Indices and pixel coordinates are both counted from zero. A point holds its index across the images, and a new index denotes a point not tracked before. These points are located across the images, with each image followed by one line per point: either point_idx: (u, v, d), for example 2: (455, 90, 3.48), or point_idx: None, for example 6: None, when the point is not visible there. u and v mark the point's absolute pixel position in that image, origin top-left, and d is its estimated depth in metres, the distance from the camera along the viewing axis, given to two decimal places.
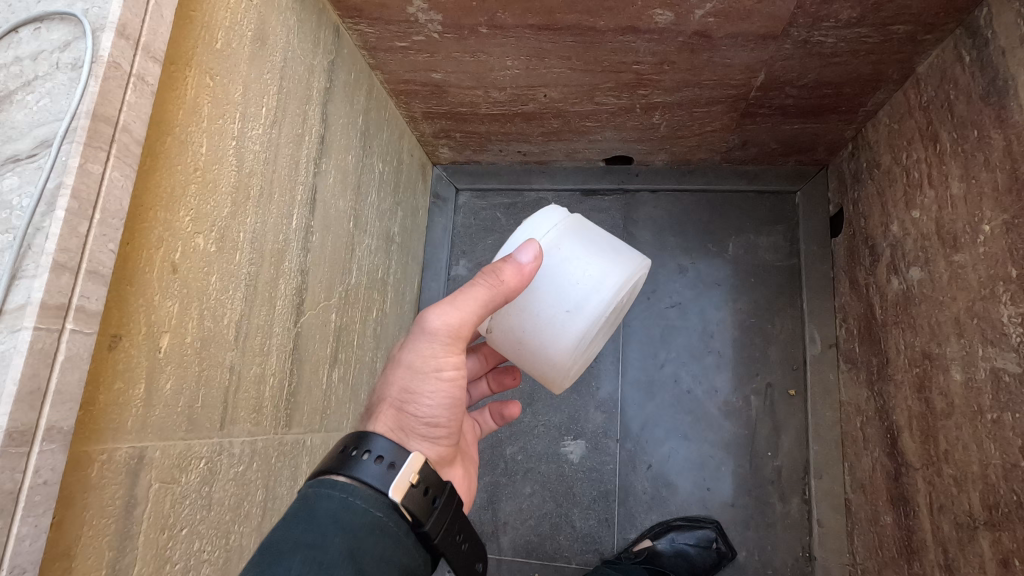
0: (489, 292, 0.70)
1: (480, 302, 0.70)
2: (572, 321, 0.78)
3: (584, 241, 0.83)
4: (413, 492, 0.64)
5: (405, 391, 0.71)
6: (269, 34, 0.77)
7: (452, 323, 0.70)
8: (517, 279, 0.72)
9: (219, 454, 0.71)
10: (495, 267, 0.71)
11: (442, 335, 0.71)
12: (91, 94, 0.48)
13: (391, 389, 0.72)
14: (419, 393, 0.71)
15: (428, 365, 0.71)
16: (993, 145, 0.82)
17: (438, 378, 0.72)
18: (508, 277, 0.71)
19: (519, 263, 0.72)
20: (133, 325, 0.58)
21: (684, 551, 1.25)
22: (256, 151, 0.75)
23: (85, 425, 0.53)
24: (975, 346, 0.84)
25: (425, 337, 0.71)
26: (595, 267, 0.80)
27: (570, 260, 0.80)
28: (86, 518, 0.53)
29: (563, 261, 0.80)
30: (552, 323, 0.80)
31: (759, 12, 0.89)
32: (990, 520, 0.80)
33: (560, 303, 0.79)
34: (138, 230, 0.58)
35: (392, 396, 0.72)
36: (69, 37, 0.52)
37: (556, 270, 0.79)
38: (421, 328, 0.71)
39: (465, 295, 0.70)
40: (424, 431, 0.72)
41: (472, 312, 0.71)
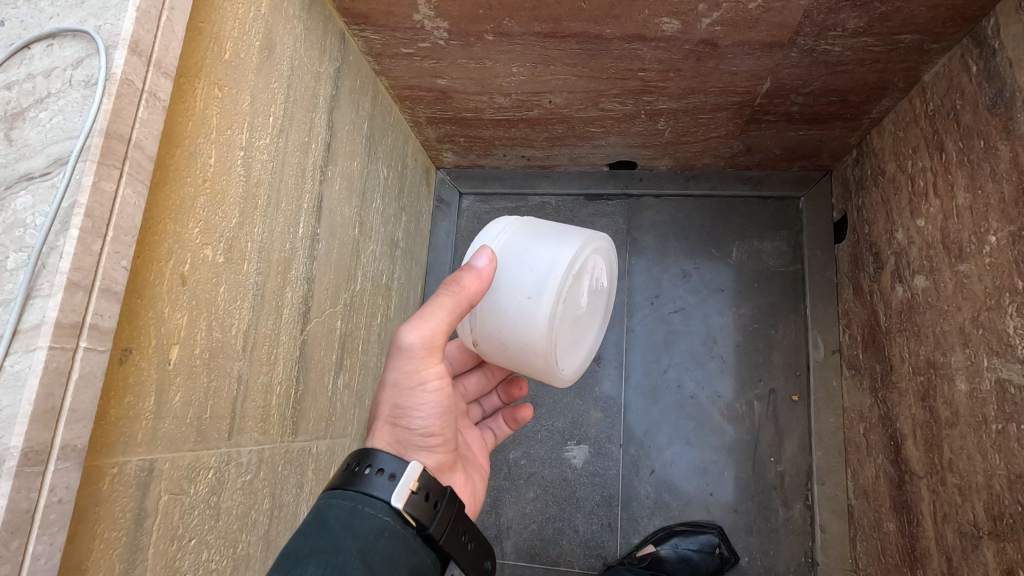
0: (453, 300, 0.67)
1: (449, 314, 0.68)
2: (539, 305, 0.74)
3: (533, 227, 0.80)
4: (416, 499, 0.63)
5: (395, 408, 0.70)
6: (277, 43, 0.77)
7: (426, 337, 0.68)
8: (476, 283, 0.69)
9: (228, 463, 0.71)
10: (455, 277, 0.68)
11: (417, 348, 0.69)
12: (104, 112, 0.48)
13: (383, 406, 0.71)
14: (407, 407, 0.70)
15: (412, 379, 0.70)
16: (999, 156, 0.82)
17: (425, 390, 0.70)
18: (469, 285, 0.68)
19: (474, 266, 0.69)
20: (143, 338, 0.58)
21: (687, 557, 1.24)
22: (264, 161, 0.75)
23: (97, 439, 0.53)
24: (981, 357, 0.84)
25: (402, 354, 0.69)
26: (547, 249, 0.76)
27: (523, 247, 0.77)
28: (98, 531, 0.54)
29: (512, 253, 0.76)
30: (521, 314, 0.75)
31: (766, 21, 0.89)
32: (995, 530, 0.80)
33: (520, 292, 0.75)
34: (149, 244, 0.58)
35: (385, 414, 0.71)
36: (82, 54, 0.52)
37: (512, 262, 0.76)
38: (398, 346, 0.70)
39: (431, 309, 0.68)
40: (421, 443, 0.71)
41: (444, 324, 0.68)
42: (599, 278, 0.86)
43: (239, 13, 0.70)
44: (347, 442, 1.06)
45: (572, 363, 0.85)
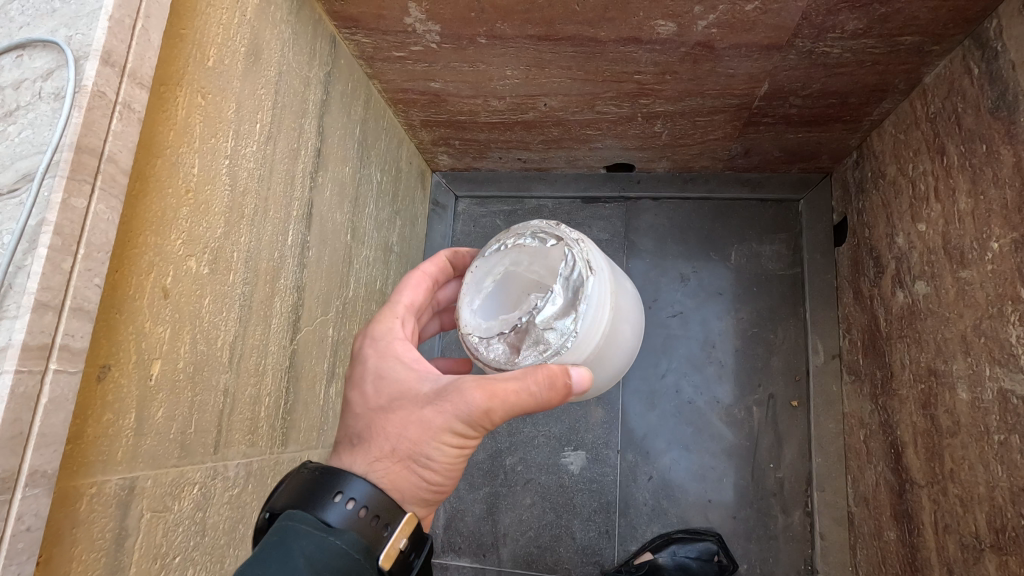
0: (536, 400, 0.62)
1: (527, 406, 0.62)
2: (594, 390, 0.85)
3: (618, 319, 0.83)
4: (397, 556, 0.58)
5: (415, 455, 0.62)
6: (263, 48, 0.76)
7: (492, 415, 0.61)
8: (568, 398, 0.64)
9: (214, 478, 0.70)
10: (555, 378, 0.62)
11: (471, 417, 0.61)
12: (73, 125, 0.48)
13: (404, 445, 0.62)
14: (433, 461, 0.63)
15: (454, 441, 0.63)
16: (1001, 160, 0.80)
17: (450, 450, 0.63)
18: (562, 395, 0.63)
19: (578, 387, 0.64)
20: (123, 354, 0.56)
21: (685, 565, 1.23)
22: (250, 169, 0.73)
23: (73, 459, 0.52)
24: (982, 365, 0.83)
25: (458, 415, 0.61)
26: (620, 344, 0.84)
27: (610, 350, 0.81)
28: (75, 554, 0.53)
29: (607, 350, 0.79)
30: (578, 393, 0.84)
31: (763, 23, 0.88)
32: (996, 543, 0.78)
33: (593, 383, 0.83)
34: (128, 257, 0.57)
35: (402, 455, 0.62)
36: (52, 65, 0.51)
37: (603, 361, 0.80)
38: (458, 404, 0.61)
39: (516, 397, 0.61)
40: (424, 491, 0.64)
41: (515, 410, 0.62)
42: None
43: (222, 18, 0.68)
44: None
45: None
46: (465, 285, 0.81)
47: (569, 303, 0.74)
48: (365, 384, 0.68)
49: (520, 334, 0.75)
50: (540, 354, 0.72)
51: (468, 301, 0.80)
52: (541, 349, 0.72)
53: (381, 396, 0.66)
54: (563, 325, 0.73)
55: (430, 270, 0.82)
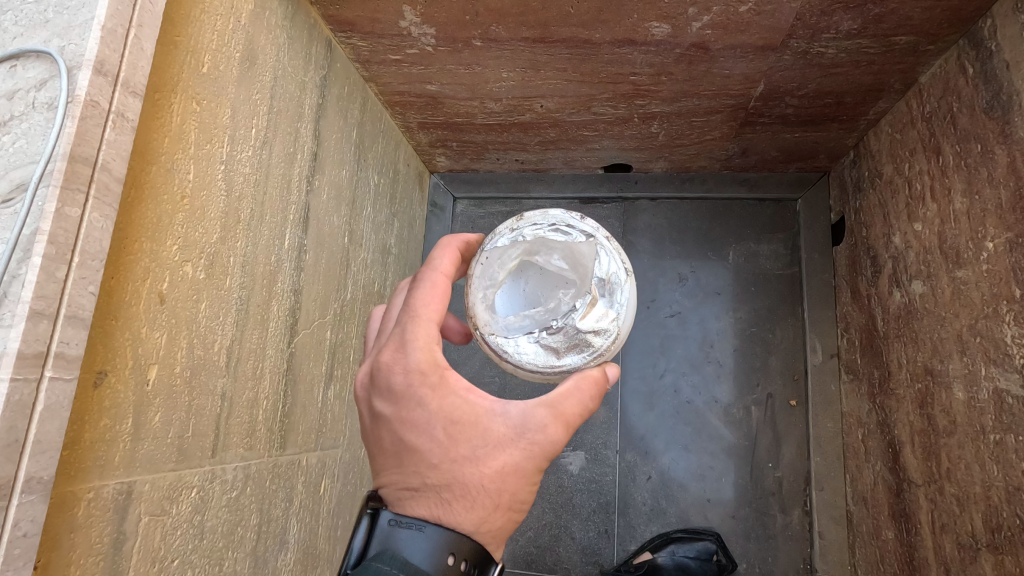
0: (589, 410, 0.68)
1: (586, 420, 0.67)
2: None
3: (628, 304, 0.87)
4: None
5: (513, 503, 0.62)
6: (259, 54, 0.76)
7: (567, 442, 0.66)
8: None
9: (212, 481, 0.70)
10: (601, 385, 0.70)
11: (552, 448, 0.63)
12: (67, 135, 0.48)
13: (504, 495, 0.61)
14: (524, 501, 0.63)
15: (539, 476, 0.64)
16: (996, 160, 0.80)
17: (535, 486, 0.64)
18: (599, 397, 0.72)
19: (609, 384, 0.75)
20: (119, 360, 0.57)
21: (684, 564, 1.23)
22: (246, 174, 0.74)
23: (70, 465, 0.52)
24: (978, 364, 0.83)
25: (544, 451, 0.63)
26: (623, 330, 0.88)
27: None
28: (73, 558, 0.53)
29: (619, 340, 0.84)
30: None
31: (757, 24, 0.88)
32: (993, 543, 0.79)
33: None
34: (123, 264, 0.57)
35: (502, 506, 0.61)
36: (46, 75, 0.52)
37: None
38: (546, 441, 0.63)
39: (580, 414, 0.66)
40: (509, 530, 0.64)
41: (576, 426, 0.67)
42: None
43: (217, 25, 0.69)
44: (338, 453, 1.05)
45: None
46: (476, 280, 0.77)
47: (604, 303, 0.76)
48: (435, 431, 0.61)
49: (555, 334, 0.76)
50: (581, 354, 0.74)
51: (484, 297, 0.77)
52: (583, 351, 0.74)
53: (460, 446, 0.61)
54: (606, 327, 0.75)
55: (448, 270, 0.69)
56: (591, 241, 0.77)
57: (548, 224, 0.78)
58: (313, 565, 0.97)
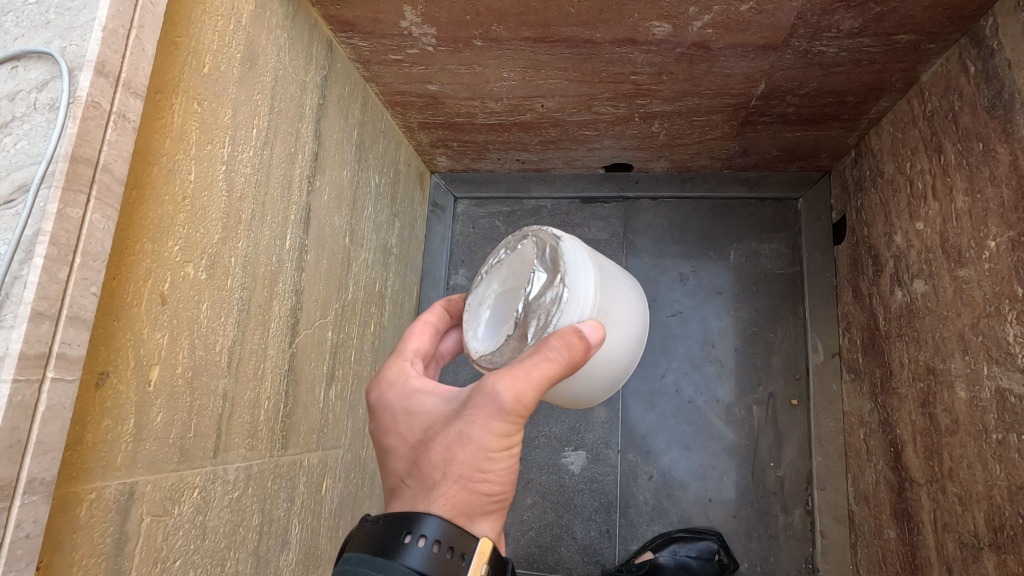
0: (560, 365, 0.61)
1: (550, 376, 0.60)
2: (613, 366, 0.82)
3: (609, 277, 0.82)
4: None
5: (470, 474, 0.58)
6: (259, 54, 0.76)
7: (529, 403, 0.59)
8: (589, 357, 0.66)
9: (214, 481, 0.70)
10: (566, 339, 0.63)
11: (509, 412, 0.58)
12: (68, 136, 0.48)
13: (453, 464, 0.58)
14: (487, 472, 0.59)
15: (501, 443, 0.59)
16: (998, 159, 0.80)
17: (505, 456, 0.59)
18: (580, 356, 0.64)
19: (596, 342, 0.67)
20: (121, 361, 0.57)
21: (685, 564, 1.23)
22: (247, 175, 0.74)
23: (72, 465, 0.52)
24: (980, 364, 0.83)
25: (495, 413, 0.58)
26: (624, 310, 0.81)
27: (618, 313, 0.79)
28: (75, 558, 0.53)
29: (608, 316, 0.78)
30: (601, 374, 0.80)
31: (758, 23, 0.88)
32: (996, 542, 0.78)
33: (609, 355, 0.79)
34: (125, 265, 0.57)
35: (455, 477, 0.58)
36: (47, 76, 0.52)
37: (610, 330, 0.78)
38: (491, 403, 0.58)
39: (540, 371, 0.59)
40: (489, 510, 0.60)
41: (545, 386, 0.60)
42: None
43: (218, 25, 0.69)
44: (340, 453, 1.05)
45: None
46: (468, 323, 0.80)
47: (553, 271, 0.73)
48: (397, 427, 0.64)
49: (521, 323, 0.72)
50: (545, 326, 0.70)
51: (473, 330, 0.79)
52: (542, 320, 0.70)
53: (415, 431, 0.63)
54: (553, 295, 0.71)
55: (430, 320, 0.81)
56: (525, 235, 0.79)
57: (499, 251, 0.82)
58: (315, 565, 0.97)
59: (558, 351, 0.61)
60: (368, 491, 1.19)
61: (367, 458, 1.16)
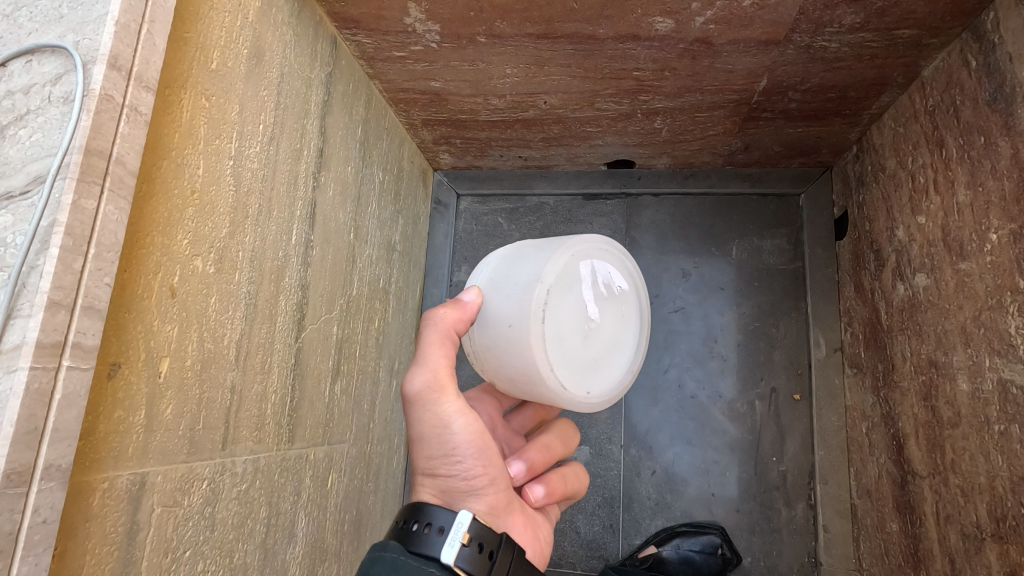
0: (437, 331, 0.71)
1: (433, 344, 0.71)
2: (520, 331, 0.72)
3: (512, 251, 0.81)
4: (467, 552, 0.64)
5: (431, 460, 0.72)
6: (266, 51, 0.77)
7: (432, 380, 0.71)
8: (467, 315, 0.74)
9: (223, 473, 0.71)
10: (431, 310, 0.73)
11: (427, 394, 0.71)
12: (82, 128, 0.49)
13: (419, 463, 0.73)
14: (439, 455, 0.71)
15: (433, 424, 0.71)
16: (1000, 152, 0.80)
17: (448, 434, 0.71)
18: (452, 314, 0.73)
19: (466, 303, 0.74)
20: (132, 353, 0.58)
21: (689, 558, 1.24)
22: (254, 169, 0.74)
23: (85, 455, 0.53)
24: (982, 356, 0.83)
25: (418, 403, 0.71)
26: (524, 271, 0.75)
27: (506, 277, 0.77)
28: (89, 546, 0.54)
29: (499, 287, 0.77)
30: (512, 342, 0.74)
31: (760, 19, 0.88)
32: (997, 532, 0.79)
33: (507, 321, 0.74)
34: (136, 257, 0.58)
35: (424, 471, 0.73)
36: (60, 70, 0.53)
37: (499, 301, 0.76)
38: (410, 392, 0.72)
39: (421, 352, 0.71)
40: (466, 489, 0.71)
41: (438, 355, 0.71)
42: (613, 276, 0.81)
43: (225, 21, 0.69)
44: (345, 448, 1.06)
45: (614, 393, 0.83)
46: None
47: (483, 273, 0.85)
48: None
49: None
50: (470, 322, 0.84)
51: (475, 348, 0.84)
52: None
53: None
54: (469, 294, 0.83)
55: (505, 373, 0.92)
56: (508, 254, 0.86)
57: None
58: (321, 559, 0.97)
59: (433, 322, 0.72)
60: (373, 486, 1.19)
61: (372, 453, 1.17)
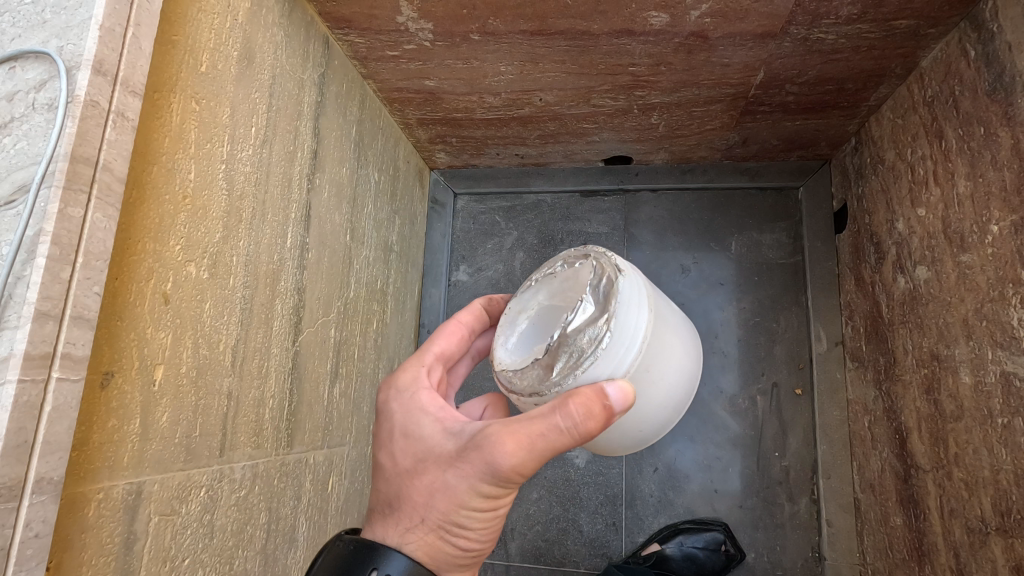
0: (572, 437, 0.60)
1: (553, 442, 0.59)
2: (646, 427, 0.81)
3: (661, 331, 0.78)
4: None
5: (446, 524, 0.63)
6: (256, 53, 0.76)
7: (522, 469, 0.60)
8: (609, 420, 0.62)
9: (220, 480, 0.70)
10: (588, 408, 0.59)
11: (503, 477, 0.60)
12: (68, 135, 0.48)
13: (434, 515, 0.63)
14: (468, 526, 0.63)
15: (486, 501, 0.62)
16: (1000, 142, 0.80)
17: (488, 515, 0.64)
18: (600, 421, 0.60)
19: (613, 404, 0.62)
20: (126, 361, 0.57)
21: (692, 554, 1.25)
22: (247, 173, 0.73)
23: (79, 466, 0.53)
24: (985, 348, 0.82)
25: (485, 477, 0.60)
26: (671, 374, 0.79)
27: (657, 371, 0.76)
28: (85, 558, 0.53)
29: (650, 385, 0.76)
30: (631, 430, 0.80)
31: (756, 12, 0.87)
32: (1002, 526, 0.78)
33: (643, 418, 0.79)
34: (126, 265, 0.57)
35: (434, 524, 0.63)
36: (45, 75, 0.52)
37: (644, 392, 0.75)
38: (492, 466, 0.59)
39: (549, 443, 0.59)
40: (463, 559, 0.65)
41: (546, 454, 0.60)
42: None
43: (214, 23, 0.68)
44: (345, 450, 1.05)
45: None
46: (499, 327, 0.81)
47: (602, 307, 0.71)
48: (392, 445, 0.67)
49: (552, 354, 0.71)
50: (574, 366, 0.69)
51: (503, 339, 0.79)
52: (573, 357, 0.69)
53: (408, 457, 0.65)
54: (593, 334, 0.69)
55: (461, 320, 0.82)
56: (586, 254, 0.77)
57: (555, 263, 0.81)
58: None
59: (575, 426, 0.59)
60: None
61: None
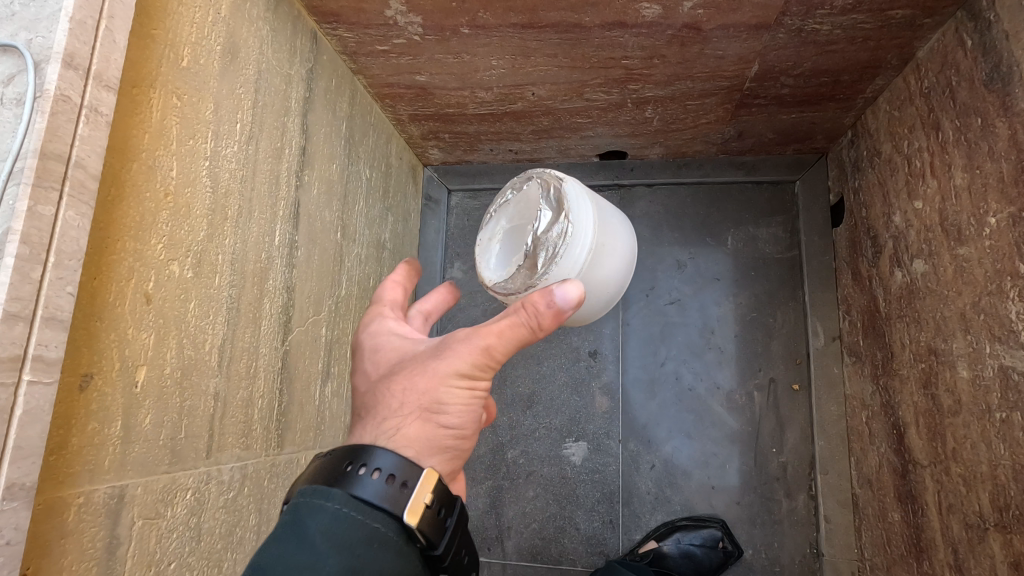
0: (522, 327, 0.60)
1: (506, 327, 0.60)
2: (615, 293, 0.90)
3: (603, 214, 0.87)
4: (428, 514, 0.56)
5: (428, 406, 0.60)
6: (240, 47, 0.74)
7: (487, 351, 0.60)
8: (557, 318, 0.60)
9: (207, 482, 0.69)
10: (533, 301, 0.59)
11: (466, 358, 0.60)
12: (38, 131, 0.47)
13: (412, 395, 0.60)
14: (451, 408, 0.60)
15: (463, 382, 0.60)
16: (997, 133, 0.78)
17: (461, 402, 0.61)
18: (547, 318, 0.60)
19: (560, 304, 0.59)
20: (106, 362, 0.56)
21: (690, 552, 1.23)
22: (232, 170, 0.72)
23: (57, 470, 0.51)
24: (982, 342, 0.81)
25: (449, 359, 0.60)
26: (620, 246, 0.89)
27: (613, 243, 0.86)
28: (64, 564, 0.52)
29: (610, 256, 0.85)
30: (604, 299, 0.88)
31: (749, 2, 0.86)
32: (1001, 522, 0.77)
33: (611, 286, 0.88)
34: (105, 264, 0.56)
35: (414, 408, 0.60)
36: (14, 70, 0.51)
37: (608, 262, 0.85)
38: (457, 348, 0.60)
39: (501, 328, 0.60)
40: (446, 447, 0.61)
41: (503, 343, 0.60)
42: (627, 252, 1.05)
43: (196, 17, 0.67)
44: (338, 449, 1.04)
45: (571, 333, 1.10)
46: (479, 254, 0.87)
47: (558, 208, 0.79)
48: (367, 363, 0.68)
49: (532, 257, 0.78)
50: (554, 256, 0.76)
51: (485, 264, 0.85)
52: (550, 251, 0.76)
53: (381, 366, 0.66)
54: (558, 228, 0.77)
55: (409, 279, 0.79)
56: (529, 177, 0.84)
57: (506, 193, 0.88)
58: None
59: (526, 316, 0.60)
60: None
61: None
